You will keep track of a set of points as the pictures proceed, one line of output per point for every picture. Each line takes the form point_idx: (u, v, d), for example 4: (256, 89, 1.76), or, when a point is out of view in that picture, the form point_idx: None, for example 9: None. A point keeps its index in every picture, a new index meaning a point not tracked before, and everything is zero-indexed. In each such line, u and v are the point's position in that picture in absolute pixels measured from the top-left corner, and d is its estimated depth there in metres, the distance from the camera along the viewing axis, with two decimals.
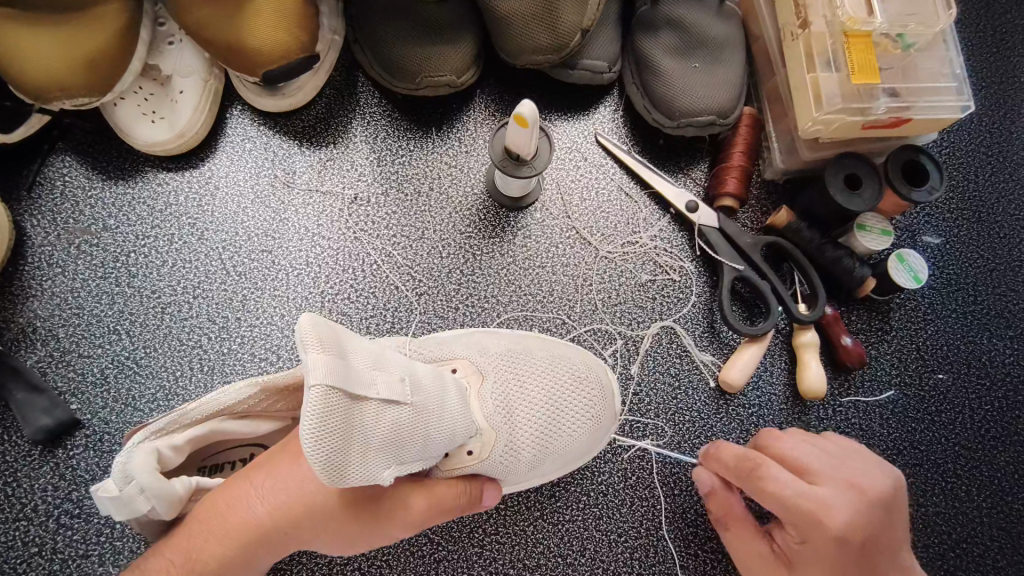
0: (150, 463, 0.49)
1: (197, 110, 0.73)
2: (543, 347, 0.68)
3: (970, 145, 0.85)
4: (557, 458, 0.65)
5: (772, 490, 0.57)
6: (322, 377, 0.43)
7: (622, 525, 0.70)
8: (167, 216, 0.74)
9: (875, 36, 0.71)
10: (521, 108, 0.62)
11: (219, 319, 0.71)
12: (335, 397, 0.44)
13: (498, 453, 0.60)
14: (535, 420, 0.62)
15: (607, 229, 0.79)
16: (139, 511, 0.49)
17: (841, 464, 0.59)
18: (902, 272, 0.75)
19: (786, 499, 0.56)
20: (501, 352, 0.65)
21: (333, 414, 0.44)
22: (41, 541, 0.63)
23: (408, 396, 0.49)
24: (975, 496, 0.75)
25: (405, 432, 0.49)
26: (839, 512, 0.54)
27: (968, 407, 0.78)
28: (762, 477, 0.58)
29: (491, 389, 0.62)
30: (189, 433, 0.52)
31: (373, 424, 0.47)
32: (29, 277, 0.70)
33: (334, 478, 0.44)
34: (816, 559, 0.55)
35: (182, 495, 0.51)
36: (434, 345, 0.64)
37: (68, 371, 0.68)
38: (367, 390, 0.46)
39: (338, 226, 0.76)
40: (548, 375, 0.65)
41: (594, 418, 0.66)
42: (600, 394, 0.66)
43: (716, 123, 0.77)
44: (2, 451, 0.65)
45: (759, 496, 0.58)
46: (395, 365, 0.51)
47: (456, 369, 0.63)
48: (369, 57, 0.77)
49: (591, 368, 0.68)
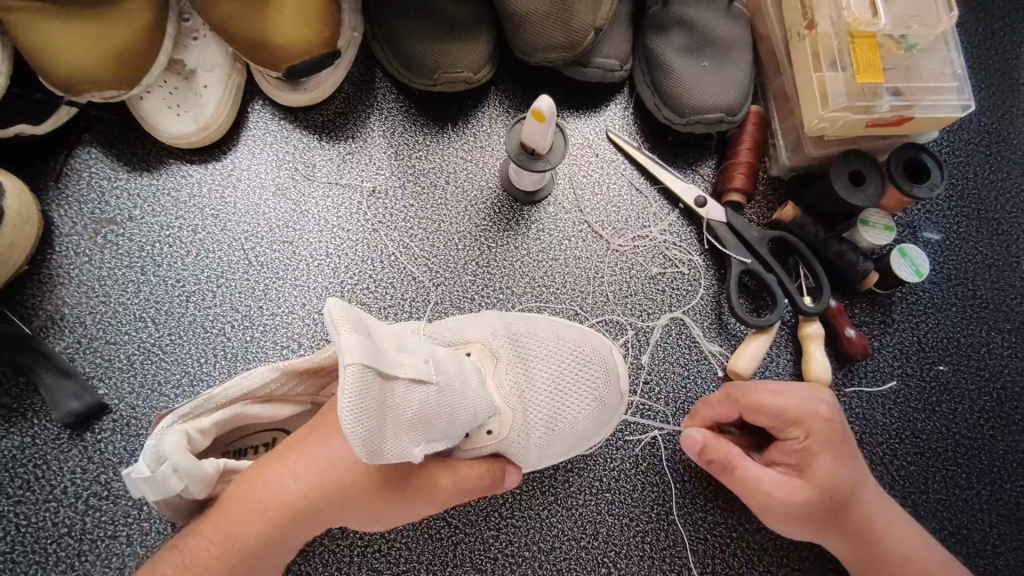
0: (180, 443, 0.50)
1: (221, 103, 0.75)
2: (550, 329, 0.69)
3: (969, 144, 0.88)
4: (566, 441, 0.65)
5: (767, 395, 0.63)
6: (357, 356, 0.45)
7: (634, 509, 0.72)
8: (190, 207, 0.76)
9: (879, 37, 0.74)
10: (539, 104, 0.64)
11: (242, 308, 0.73)
12: (370, 375, 0.46)
13: (517, 433, 0.62)
14: (546, 403, 0.64)
15: (618, 223, 0.82)
16: (173, 490, 0.50)
17: (793, 392, 0.64)
18: (905, 266, 0.78)
19: (779, 400, 0.63)
20: (510, 334, 0.66)
21: (368, 392, 0.46)
22: (70, 522, 0.65)
23: (433, 376, 0.52)
24: (974, 483, 0.78)
25: (431, 411, 0.51)
26: (825, 398, 0.63)
27: (968, 397, 0.80)
28: (753, 389, 0.64)
29: (506, 371, 0.64)
30: (215, 416, 0.54)
31: (402, 403, 0.49)
32: (56, 266, 0.72)
33: (369, 454, 0.46)
34: (824, 444, 0.60)
35: (212, 476, 0.52)
36: (449, 330, 0.66)
37: (96, 357, 0.70)
38: (396, 369, 0.48)
39: (357, 217, 0.78)
40: (555, 361, 0.66)
41: (598, 402, 0.66)
42: (606, 377, 0.67)
43: (724, 121, 0.79)
44: (31, 434, 0.67)
45: (754, 408, 0.63)
46: (417, 348, 0.53)
47: (471, 352, 0.65)
48: (387, 53, 0.79)
49: (597, 351, 0.68)
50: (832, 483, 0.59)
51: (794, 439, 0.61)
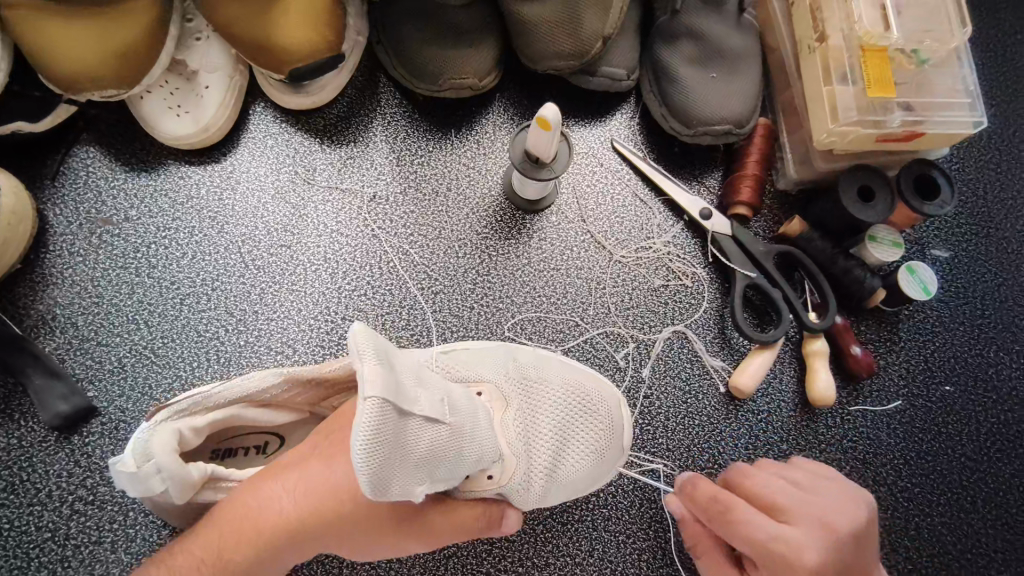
0: (169, 441, 0.49)
1: (221, 105, 0.74)
2: (560, 371, 0.66)
3: (981, 161, 0.86)
4: (564, 489, 0.63)
5: (744, 531, 0.54)
6: (379, 389, 0.44)
7: (631, 526, 0.71)
8: (188, 209, 0.75)
9: (891, 51, 0.72)
10: (543, 111, 0.63)
11: (236, 313, 0.72)
12: (389, 412, 0.44)
13: (520, 479, 0.58)
14: (549, 450, 0.61)
15: (621, 234, 0.80)
16: (152, 490, 0.49)
17: (782, 527, 0.53)
18: (912, 283, 0.76)
19: (758, 541, 0.53)
20: (522, 376, 0.64)
21: (385, 428, 0.44)
22: (55, 527, 0.64)
23: (447, 416, 0.50)
24: (980, 507, 0.76)
25: (441, 451, 0.49)
26: (813, 554, 0.51)
27: (974, 419, 0.79)
28: (735, 519, 0.55)
29: (514, 417, 0.61)
30: (211, 416, 0.52)
31: (414, 442, 0.47)
32: (50, 265, 0.71)
33: (375, 492, 0.44)
34: None
35: (197, 482, 0.50)
36: (462, 365, 0.64)
37: (86, 359, 0.69)
38: (413, 406, 0.47)
39: (357, 224, 0.77)
40: (561, 406, 0.63)
41: (598, 453, 0.63)
42: (610, 427, 0.64)
43: (732, 133, 0.78)
44: (18, 436, 0.66)
45: (730, 534, 0.55)
46: (435, 385, 0.51)
47: (481, 392, 0.62)
48: (392, 58, 0.78)
49: (605, 397, 0.65)
50: None
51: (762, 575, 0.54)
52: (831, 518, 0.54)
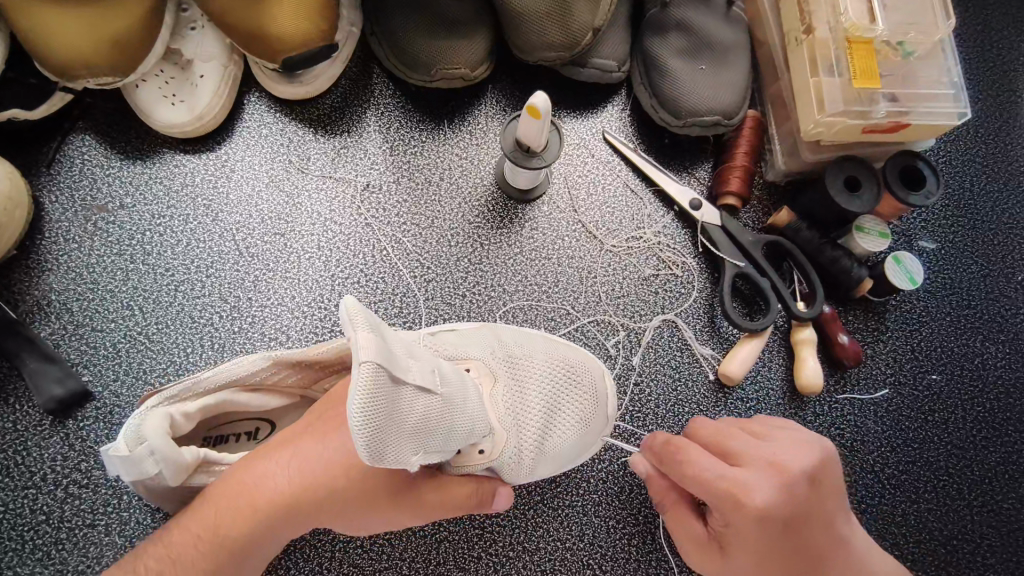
0: (162, 425, 0.49)
1: (216, 94, 0.75)
2: (546, 348, 0.67)
3: (967, 154, 0.87)
4: (553, 460, 0.64)
5: (694, 474, 0.54)
6: (372, 355, 0.44)
7: (621, 512, 0.71)
8: (183, 197, 0.75)
9: (876, 43, 0.74)
10: (533, 99, 0.64)
11: (230, 299, 0.73)
12: (382, 378, 0.45)
13: (510, 452, 0.59)
14: (539, 423, 0.62)
15: (612, 224, 0.81)
16: (146, 474, 0.49)
17: (731, 468, 0.53)
18: (899, 273, 0.77)
19: (707, 484, 0.53)
20: (508, 354, 0.64)
21: (379, 394, 0.44)
22: (48, 510, 0.64)
23: (438, 386, 0.51)
24: (966, 494, 0.77)
25: (433, 421, 0.50)
26: (762, 491, 0.52)
27: (960, 407, 0.80)
28: (685, 462, 0.55)
29: (503, 393, 0.61)
30: (202, 400, 0.53)
31: (408, 411, 0.47)
32: (45, 251, 0.71)
33: (371, 457, 0.45)
34: (744, 539, 0.53)
35: (189, 465, 0.51)
36: (449, 344, 0.64)
37: (81, 345, 0.69)
38: (407, 374, 0.47)
39: (350, 212, 0.78)
40: (548, 378, 0.64)
41: (585, 422, 0.65)
42: (595, 397, 0.66)
43: (721, 124, 0.79)
44: (13, 420, 0.66)
45: (682, 481, 0.55)
46: (426, 357, 0.52)
47: (470, 369, 0.62)
48: (385, 49, 0.79)
49: (590, 370, 0.67)
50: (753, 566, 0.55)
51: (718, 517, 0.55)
52: (782, 458, 0.54)
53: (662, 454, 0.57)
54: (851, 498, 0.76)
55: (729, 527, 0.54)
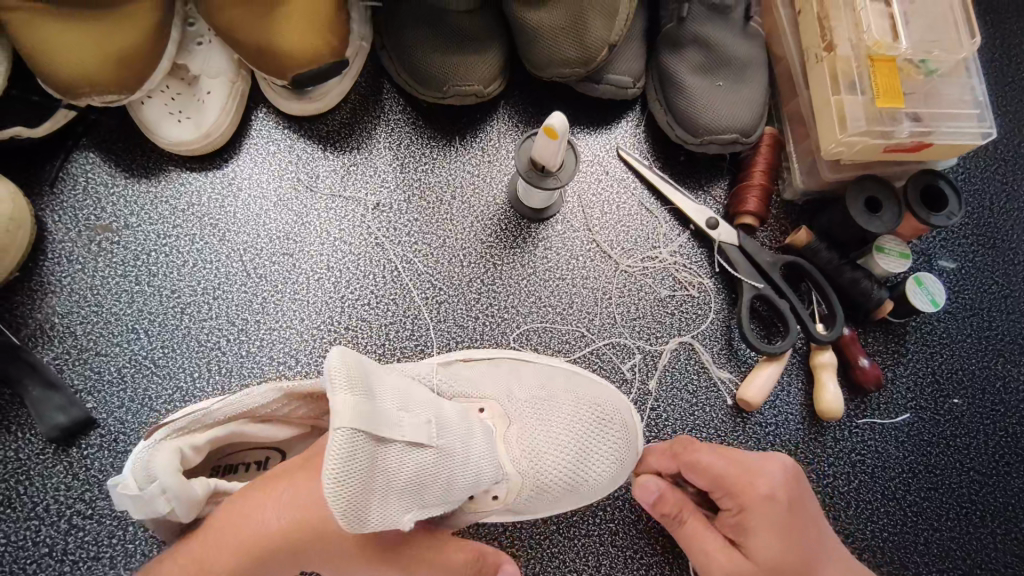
0: (171, 462, 0.47)
1: (224, 110, 0.73)
2: (571, 387, 0.65)
3: (987, 171, 0.86)
4: (584, 495, 0.63)
5: (703, 459, 0.60)
6: (349, 421, 0.44)
7: (638, 541, 0.70)
8: (189, 216, 0.74)
9: (899, 61, 0.72)
10: (551, 121, 0.62)
11: (238, 321, 0.71)
12: (360, 441, 0.44)
13: (525, 496, 0.59)
14: (565, 464, 0.60)
15: (627, 243, 0.80)
16: (158, 512, 0.47)
17: (738, 457, 0.60)
18: (920, 294, 0.75)
19: (716, 467, 0.59)
20: (530, 396, 0.63)
21: (358, 456, 0.44)
22: (52, 542, 0.62)
23: (434, 438, 0.49)
24: (989, 522, 0.75)
25: (428, 475, 0.48)
26: (765, 471, 0.58)
27: (982, 432, 0.78)
28: (692, 451, 0.61)
29: (519, 434, 0.60)
30: (211, 432, 0.51)
31: (396, 469, 0.46)
32: (49, 273, 0.70)
33: (353, 526, 0.44)
34: (757, 522, 0.56)
35: (201, 499, 0.49)
36: (462, 381, 0.62)
37: (85, 370, 0.68)
38: (393, 432, 0.47)
39: (360, 231, 0.76)
40: (575, 420, 0.62)
41: (618, 462, 0.63)
42: (626, 437, 0.63)
43: (739, 142, 0.77)
44: (15, 448, 0.64)
45: (691, 469, 0.61)
46: (423, 405, 0.51)
47: (484, 408, 0.61)
48: (396, 65, 0.77)
49: (619, 409, 0.65)
50: (770, 561, 0.55)
51: (729, 508, 0.58)
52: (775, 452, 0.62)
53: (677, 453, 0.63)
54: (872, 526, 0.74)
55: (745, 511, 0.57)
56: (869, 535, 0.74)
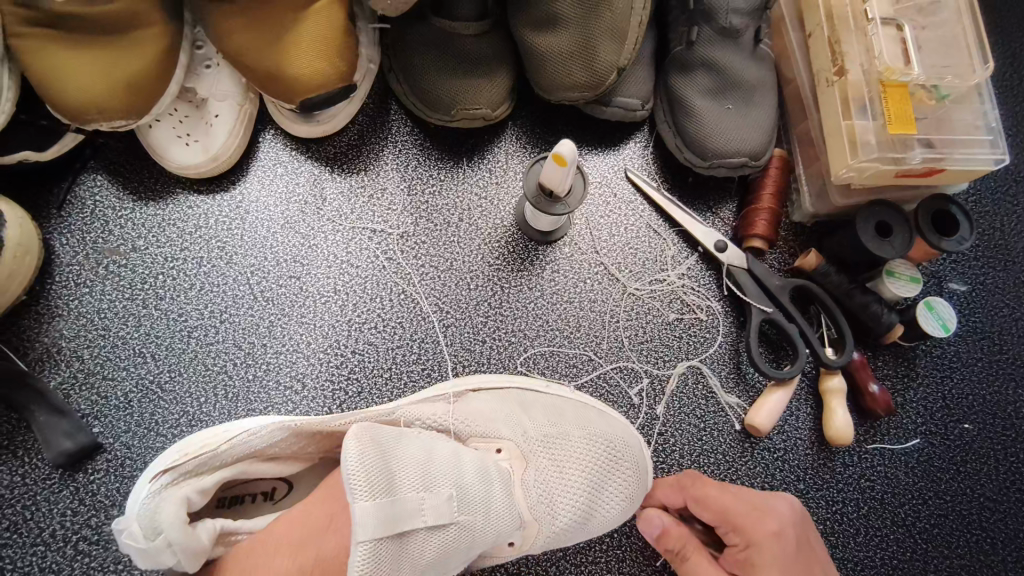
0: (177, 513, 0.46)
1: (232, 135, 0.73)
2: (579, 420, 0.65)
3: (997, 193, 0.85)
4: (591, 532, 0.63)
5: (714, 494, 0.61)
6: (371, 533, 0.44)
7: (646, 568, 0.69)
8: (196, 238, 0.74)
9: (911, 86, 0.71)
10: (560, 147, 0.62)
11: (245, 345, 0.71)
12: (382, 546, 0.45)
13: (540, 543, 0.60)
14: (574, 502, 0.60)
15: (635, 266, 0.79)
16: (163, 565, 0.45)
17: (748, 495, 0.61)
18: (931, 321, 0.74)
19: (727, 502, 0.60)
20: (544, 433, 0.63)
21: (383, 560, 0.45)
22: (58, 568, 0.62)
23: (456, 515, 0.50)
24: (1000, 549, 0.75)
25: (450, 549, 0.50)
26: (774, 509, 0.59)
27: (993, 457, 0.77)
28: (703, 485, 0.62)
29: (535, 477, 0.60)
30: (218, 473, 0.50)
31: (420, 553, 0.48)
32: (55, 297, 0.70)
33: None
34: (767, 559, 0.56)
35: (207, 546, 0.47)
36: (481, 419, 0.62)
37: (91, 394, 0.68)
38: (416, 522, 0.47)
39: (367, 254, 0.76)
40: (587, 458, 0.62)
41: (627, 500, 0.63)
42: (637, 475, 0.64)
43: (747, 165, 0.77)
44: (21, 473, 0.64)
45: (702, 502, 0.61)
46: (443, 474, 0.51)
47: (501, 450, 0.61)
48: (404, 87, 0.77)
49: (629, 443, 0.65)
50: None
51: (736, 544, 0.58)
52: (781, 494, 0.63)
53: (683, 485, 0.64)
54: (883, 554, 0.74)
55: (753, 548, 0.57)
56: (878, 563, 0.73)
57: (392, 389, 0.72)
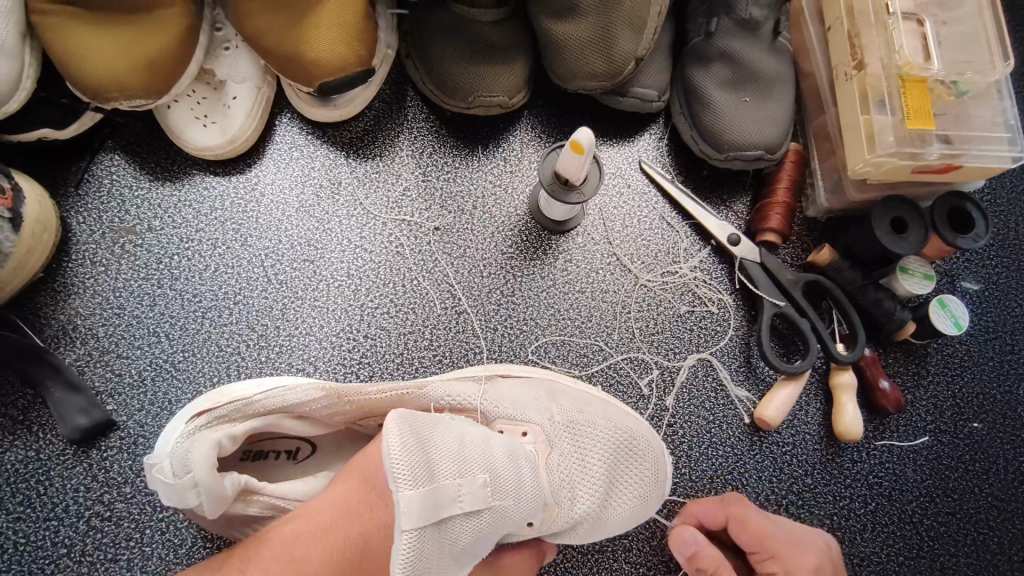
0: (207, 457, 0.46)
1: (249, 117, 0.74)
2: (607, 411, 0.65)
3: (1013, 193, 0.85)
4: (608, 526, 0.63)
5: (756, 522, 0.62)
6: (414, 521, 0.44)
7: (652, 558, 0.70)
8: (212, 220, 0.74)
9: (930, 82, 0.71)
10: (577, 135, 0.62)
11: (259, 326, 0.71)
12: (427, 536, 0.45)
13: (562, 523, 0.59)
14: (595, 494, 0.61)
15: (648, 257, 0.79)
16: (187, 504, 0.46)
17: (790, 530, 0.62)
18: (943, 317, 0.74)
19: (768, 531, 0.61)
20: (567, 419, 0.64)
21: (426, 550, 0.45)
22: (70, 543, 0.63)
23: (490, 500, 0.50)
24: (1006, 549, 0.75)
25: (482, 536, 0.50)
26: (813, 546, 0.61)
27: (1002, 457, 0.77)
28: (744, 511, 0.63)
29: (559, 460, 0.61)
30: (247, 423, 0.51)
31: (459, 538, 0.48)
32: (72, 275, 0.70)
33: None
34: None
35: (230, 496, 0.48)
36: (509, 401, 0.63)
37: (105, 371, 0.68)
38: (453, 510, 0.47)
39: (380, 238, 0.76)
40: (606, 446, 0.63)
41: (640, 498, 0.63)
42: (654, 476, 0.63)
43: (763, 158, 0.77)
44: (35, 448, 0.65)
45: (741, 528, 0.62)
46: (478, 457, 0.51)
47: (527, 433, 0.61)
48: (422, 73, 0.77)
49: (652, 444, 0.64)
50: None
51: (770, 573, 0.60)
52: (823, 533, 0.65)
53: (725, 503, 0.65)
54: (889, 550, 0.74)
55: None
56: (884, 559, 0.73)
57: (404, 373, 0.72)
